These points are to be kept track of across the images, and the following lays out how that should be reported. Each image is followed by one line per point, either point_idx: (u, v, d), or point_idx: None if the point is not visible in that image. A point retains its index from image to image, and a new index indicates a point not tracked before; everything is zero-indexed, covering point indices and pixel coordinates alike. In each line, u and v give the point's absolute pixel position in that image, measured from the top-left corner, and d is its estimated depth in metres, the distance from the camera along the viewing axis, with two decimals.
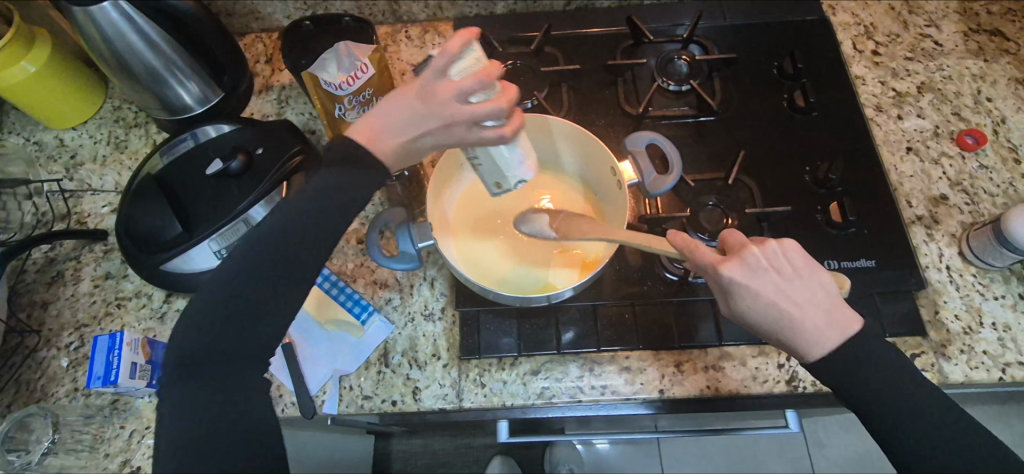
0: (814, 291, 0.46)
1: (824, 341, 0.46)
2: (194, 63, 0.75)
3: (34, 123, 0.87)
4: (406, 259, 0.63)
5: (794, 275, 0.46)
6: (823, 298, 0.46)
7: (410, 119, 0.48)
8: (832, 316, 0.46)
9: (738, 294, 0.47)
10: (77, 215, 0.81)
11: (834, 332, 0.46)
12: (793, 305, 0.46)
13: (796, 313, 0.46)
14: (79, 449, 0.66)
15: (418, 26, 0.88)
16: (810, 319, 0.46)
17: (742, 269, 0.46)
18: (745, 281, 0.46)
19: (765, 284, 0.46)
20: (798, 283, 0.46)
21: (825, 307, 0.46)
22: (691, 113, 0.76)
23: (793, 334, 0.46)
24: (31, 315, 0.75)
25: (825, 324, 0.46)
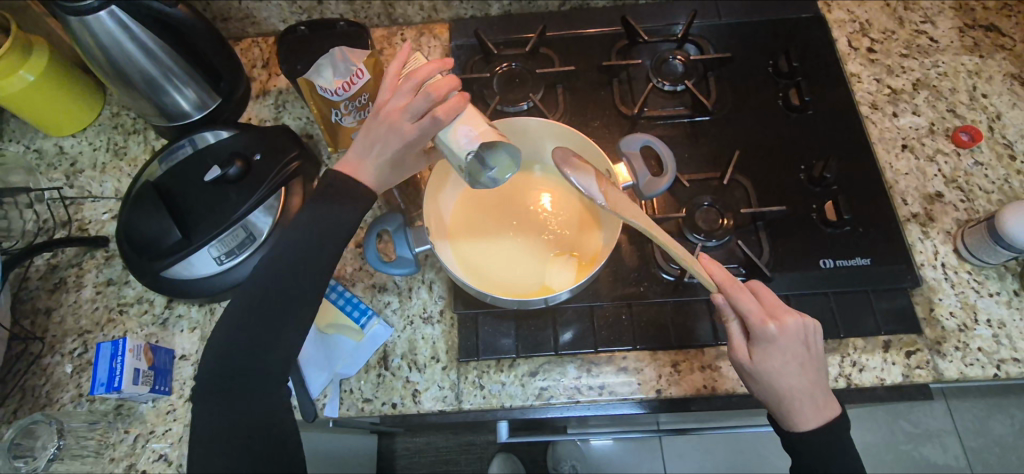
0: (822, 373, 0.56)
1: (813, 416, 0.55)
2: (191, 70, 0.76)
3: (34, 131, 0.88)
4: (403, 264, 0.64)
5: (816, 355, 0.55)
6: (823, 379, 0.56)
7: (373, 138, 0.55)
8: (830, 401, 0.55)
9: (771, 352, 0.54)
10: (78, 222, 0.82)
11: (825, 410, 0.55)
12: (810, 375, 0.55)
13: (807, 385, 0.55)
14: (84, 455, 0.67)
15: (414, 29, 0.88)
16: (813, 396, 0.55)
17: (786, 334, 0.54)
18: (782, 344, 0.54)
19: (796, 348, 0.54)
20: (815, 364, 0.55)
21: (824, 386, 0.56)
22: (686, 113, 0.76)
23: (800, 397, 0.54)
24: (35, 323, 0.76)
25: (820, 403, 0.55)
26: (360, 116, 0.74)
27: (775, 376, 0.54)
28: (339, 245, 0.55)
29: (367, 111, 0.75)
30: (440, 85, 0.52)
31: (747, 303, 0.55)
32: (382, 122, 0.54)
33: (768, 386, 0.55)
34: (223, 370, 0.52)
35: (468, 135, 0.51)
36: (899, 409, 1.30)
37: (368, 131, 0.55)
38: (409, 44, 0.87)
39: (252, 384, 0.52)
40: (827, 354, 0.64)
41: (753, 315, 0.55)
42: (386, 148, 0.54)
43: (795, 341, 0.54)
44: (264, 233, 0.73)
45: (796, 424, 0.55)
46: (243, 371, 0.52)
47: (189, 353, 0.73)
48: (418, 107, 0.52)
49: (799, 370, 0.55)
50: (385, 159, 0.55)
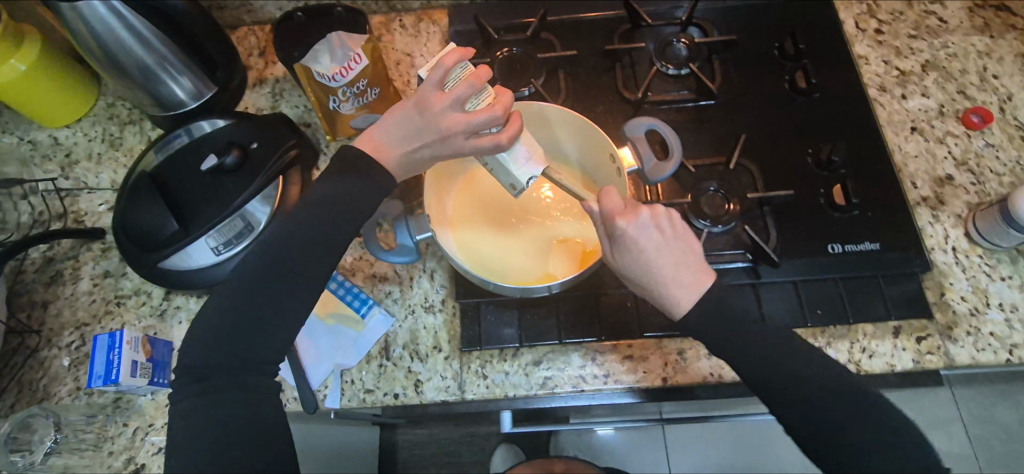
0: (686, 252, 0.54)
1: (685, 295, 0.54)
2: (185, 58, 0.74)
3: (28, 122, 0.87)
4: (404, 253, 0.62)
5: (676, 237, 0.54)
6: (690, 259, 0.54)
7: (418, 139, 0.55)
8: (688, 275, 0.54)
9: (627, 246, 0.54)
10: (74, 214, 0.81)
11: (693, 290, 0.54)
12: (670, 260, 0.54)
13: (671, 268, 0.53)
14: (82, 449, 0.66)
15: (412, 15, 0.87)
16: (679, 275, 0.54)
17: (638, 226, 0.53)
18: (630, 234, 0.53)
19: (649, 240, 0.53)
20: (678, 244, 0.54)
21: (691, 266, 0.54)
22: (691, 97, 0.74)
23: (663, 284, 0.54)
24: (31, 316, 0.75)
25: (692, 283, 0.54)
26: (358, 103, 0.73)
27: (637, 266, 0.54)
28: (338, 234, 0.54)
29: (365, 98, 0.73)
30: (504, 105, 0.53)
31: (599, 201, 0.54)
32: (429, 127, 0.54)
33: (635, 277, 0.55)
34: (220, 361, 0.51)
35: (527, 154, 0.56)
36: (905, 397, 1.29)
37: (409, 125, 0.54)
38: (408, 31, 0.85)
39: (250, 375, 0.51)
40: (837, 340, 0.63)
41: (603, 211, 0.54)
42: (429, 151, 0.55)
43: (646, 230, 0.53)
44: (262, 222, 0.72)
45: (671, 308, 0.54)
46: (243, 362, 0.51)
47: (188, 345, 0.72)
48: (477, 128, 0.53)
49: (660, 258, 0.54)
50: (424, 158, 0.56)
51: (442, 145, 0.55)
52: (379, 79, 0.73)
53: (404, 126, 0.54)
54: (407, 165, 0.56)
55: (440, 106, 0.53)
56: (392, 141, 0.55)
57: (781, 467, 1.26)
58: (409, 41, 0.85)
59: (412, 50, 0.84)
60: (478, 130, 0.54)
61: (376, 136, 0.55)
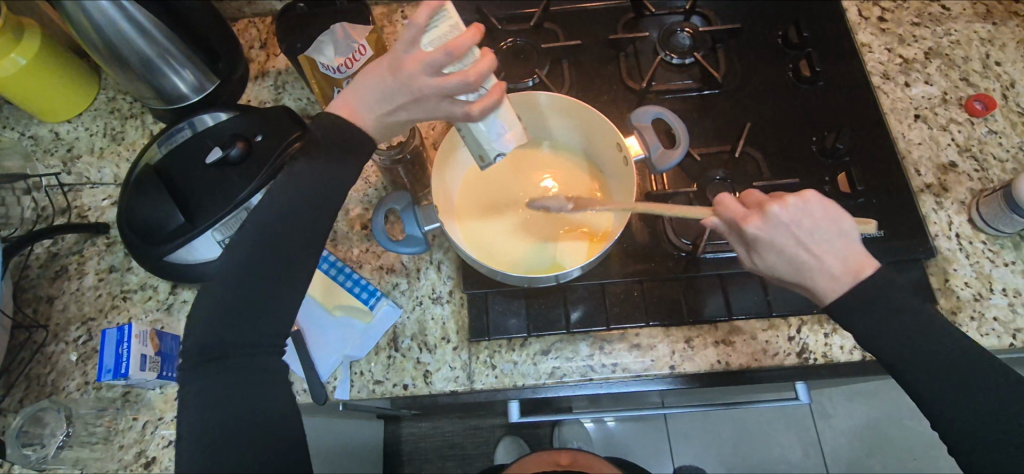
0: (837, 240, 0.48)
1: (844, 285, 0.48)
2: (188, 50, 0.74)
3: (28, 117, 0.86)
4: (413, 243, 0.62)
5: (819, 224, 0.48)
6: (842, 246, 0.48)
7: (388, 101, 0.53)
8: (843, 266, 0.48)
9: (759, 248, 0.49)
10: (77, 209, 0.81)
11: (849, 281, 0.48)
12: (817, 253, 0.48)
13: (817, 262, 0.48)
14: (93, 442, 0.66)
15: (415, 6, 0.86)
16: (830, 268, 0.48)
17: (769, 226, 0.48)
18: (762, 235, 0.48)
19: (787, 238, 0.48)
20: (825, 231, 0.48)
21: (845, 254, 0.48)
22: (695, 86, 0.75)
23: (812, 282, 0.48)
24: (38, 310, 0.75)
25: (847, 273, 0.48)
26: None
27: (778, 267, 0.49)
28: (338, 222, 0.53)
29: None
30: (479, 70, 0.50)
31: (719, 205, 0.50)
32: (399, 90, 0.51)
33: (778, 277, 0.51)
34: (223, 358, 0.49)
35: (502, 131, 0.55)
36: None
37: (380, 85, 0.52)
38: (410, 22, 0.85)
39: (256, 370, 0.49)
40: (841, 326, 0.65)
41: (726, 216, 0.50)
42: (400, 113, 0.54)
43: (779, 228, 0.48)
44: None
45: (825, 302, 0.49)
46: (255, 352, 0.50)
47: None
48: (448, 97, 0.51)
49: (804, 254, 0.48)
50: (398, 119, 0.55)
51: (413, 107, 0.53)
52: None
53: (375, 84, 0.52)
54: (382, 126, 0.55)
55: (413, 71, 0.50)
56: (361, 99, 0.53)
57: (784, 455, 1.27)
58: None
59: None
60: (452, 93, 0.51)
61: (352, 96, 0.54)
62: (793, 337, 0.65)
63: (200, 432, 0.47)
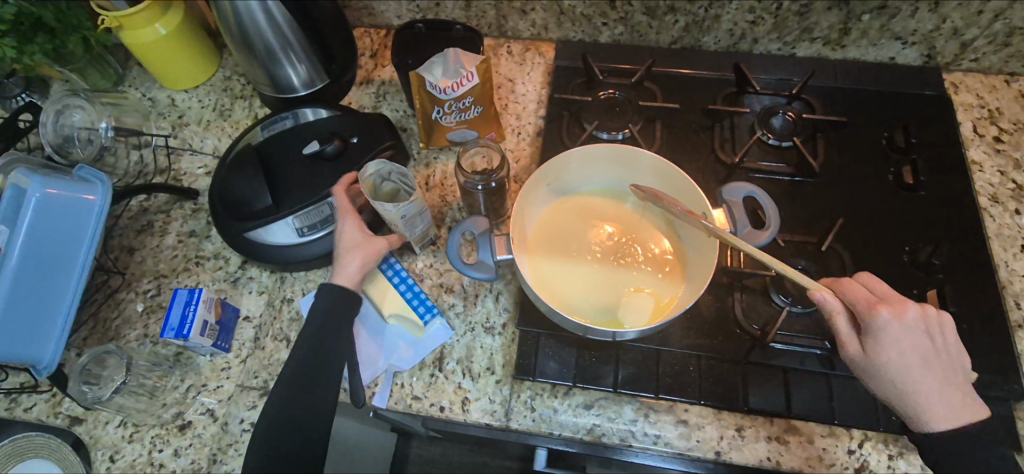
0: (949, 369, 0.56)
1: (945, 416, 0.55)
2: (309, 48, 0.79)
3: (152, 81, 0.93)
4: (483, 270, 0.61)
5: (941, 350, 0.56)
6: (956, 379, 0.56)
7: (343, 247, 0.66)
8: (956, 397, 0.56)
9: (885, 345, 0.54)
10: (174, 172, 0.86)
11: (958, 412, 0.55)
12: (935, 371, 0.55)
13: (935, 382, 0.55)
14: (139, 393, 0.67)
15: (521, 43, 0.89)
16: (942, 394, 0.55)
17: (904, 324, 0.54)
18: (897, 333, 0.54)
19: (917, 344, 0.55)
20: (944, 358, 0.56)
21: (957, 387, 0.56)
22: (788, 171, 0.74)
23: (931, 397, 0.55)
24: (119, 258, 0.79)
25: (956, 404, 0.55)
26: (461, 118, 0.76)
27: (902, 371, 0.55)
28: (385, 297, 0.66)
29: (468, 114, 0.76)
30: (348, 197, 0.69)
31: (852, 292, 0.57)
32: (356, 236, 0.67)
33: (889, 385, 0.55)
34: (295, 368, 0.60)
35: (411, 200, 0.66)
36: None
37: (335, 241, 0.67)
38: (514, 58, 0.88)
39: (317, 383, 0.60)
40: (909, 452, 0.61)
41: (862, 303, 0.56)
42: (359, 256, 0.66)
43: (913, 330, 0.55)
44: None
45: (930, 425, 0.55)
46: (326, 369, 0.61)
47: (254, 316, 0.74)
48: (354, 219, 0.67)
49: (924, 367, 0.55)
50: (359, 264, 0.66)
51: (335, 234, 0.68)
52: (487, 99, 0.75)
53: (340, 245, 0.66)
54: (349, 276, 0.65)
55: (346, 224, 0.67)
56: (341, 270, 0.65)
57: None
58: (513, 68, 0.88)
59: (515, 77, 0.87)
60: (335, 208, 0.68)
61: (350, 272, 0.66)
62: (854, 450, 0.61)
63: (284, 452, 0.58)
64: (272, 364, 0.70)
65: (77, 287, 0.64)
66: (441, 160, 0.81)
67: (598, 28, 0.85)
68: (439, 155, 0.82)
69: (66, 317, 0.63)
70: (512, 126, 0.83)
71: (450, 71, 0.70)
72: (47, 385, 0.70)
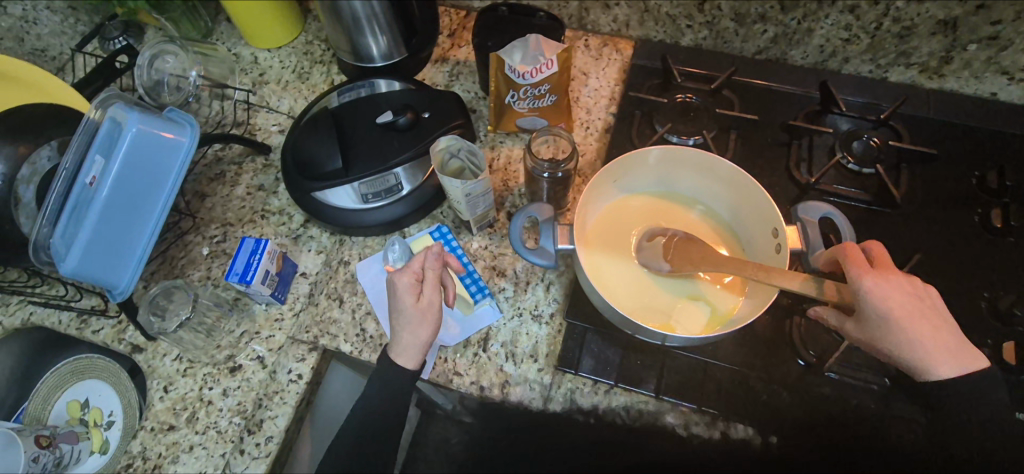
0: (939, 324, 0.57)
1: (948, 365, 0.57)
2: (393, 20, 0.81)
3: (238, 37, 0.97)
4: (544, 257, 0.61)
5: (925, 304, 0.57)
6: (946, 327, 0.58)
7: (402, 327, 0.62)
8: (947, 337, 0.57)
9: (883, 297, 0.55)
10: (250, 126, 0.89)
11: (959, 359, 0.57)
12: (929, 327, 0.56)
13: (929, 335, 0.56)
14: (198, 332, 0.71)
15: (600, 38, 0.88)
16: (941, 345, 0.57)
17: (890, 285, 0.55)
18: (890, 295, 0.55)
19: (906, 301, 0.56)
20: (934, 316, 0.57)
21: (950, 336, 0.58)
22: (865, 198, 0.71)
23: (934, 353, 0.56)
24: (191, 202, 0.83)
25: (955, 351, 0.57)
26: (534, 105, 0.76)
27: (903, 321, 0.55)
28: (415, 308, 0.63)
29: (541, 102, 0.76)
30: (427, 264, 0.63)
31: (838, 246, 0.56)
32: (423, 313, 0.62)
33: (895, 343, 0.56)
34: None
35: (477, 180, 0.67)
36: None
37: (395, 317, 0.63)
38: (591, 52, 0.87)
39: None
40: None
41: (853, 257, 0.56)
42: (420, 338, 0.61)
43: (898, 290, 0.56)
44: (406, 189, 0.75)
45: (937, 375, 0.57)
46: None
47: (311, 272, 0.76)
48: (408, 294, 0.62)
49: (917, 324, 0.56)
50: (422, 344, 0.62)
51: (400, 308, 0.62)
52: (561, 89, 0.75)
53: (404, 323, 0.62)
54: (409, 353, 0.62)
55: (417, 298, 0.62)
56: (402, 344, 0.62)
57: None
58: (589, 61, 0.87)
59: (589, 70, 0.86)
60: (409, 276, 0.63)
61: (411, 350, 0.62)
62: None
63: None
64: (323, 321, 0.72)
65: (158, 219, 0.67)
66: (507, 145, 0.82)
67: (682, 30, 0.84)
68: (505, 140, 0.82)
69: (146, 248, 0.67)
70: (581, 119, 0.82)
71: (530, 57, 0.71)
72: (115, 312, 0.75)
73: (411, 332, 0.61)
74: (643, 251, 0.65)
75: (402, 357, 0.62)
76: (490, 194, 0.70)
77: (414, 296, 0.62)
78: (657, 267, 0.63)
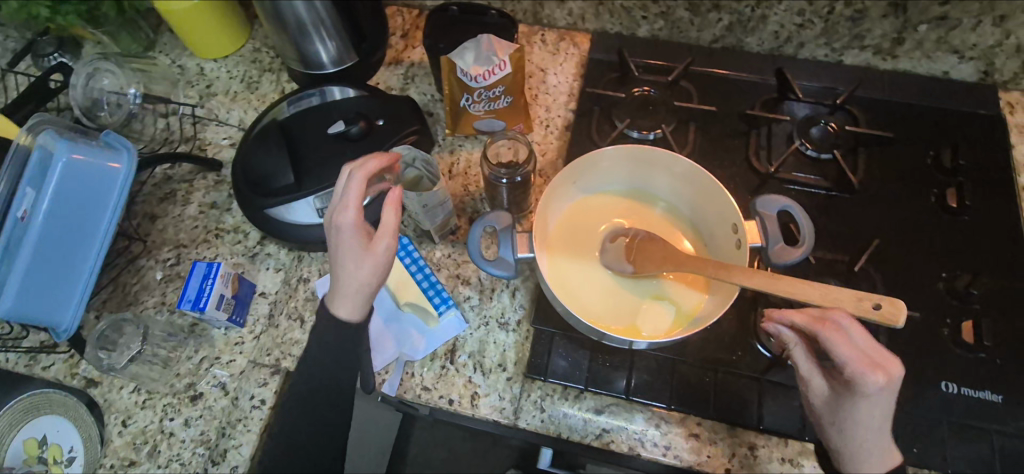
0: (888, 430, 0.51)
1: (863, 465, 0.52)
2: (340, 25, 0.78)
3: (182, 48, 0.93)
4: (503, 267, 0.60)
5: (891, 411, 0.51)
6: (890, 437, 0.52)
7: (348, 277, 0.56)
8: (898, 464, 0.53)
9: (853, 406, 0.50)
10: (200, 141, 0.86)
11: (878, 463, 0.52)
12: (879, 427, 0.51)
13: (870, 433, 0.51)
14: (153, 363, 0.69)
15: (556, 33, 0.87)
16: (873, 448, 0.51)
17: (883, 389, 0.49)
18: (869, 394, 0.49)
19: (877, 403, 0.50)
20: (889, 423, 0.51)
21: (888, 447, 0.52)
22: (825, 185, 0.71)
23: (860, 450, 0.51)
24: (140, 225, 0.80)
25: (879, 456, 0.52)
26: (490, 107, 0.74)
27: (859, 435, 0.51)
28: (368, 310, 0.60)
29: (497, 103, 0.74)
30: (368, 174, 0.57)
31: (843, 347, 0.49)
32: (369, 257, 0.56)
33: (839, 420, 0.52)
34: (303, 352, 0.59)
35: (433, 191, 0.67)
36: None
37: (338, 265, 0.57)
38: (547, 47, 0.86)
39: (327, 371, 0.59)
40: None
41: (853, 364, 0.49)
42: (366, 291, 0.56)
43: (885, 392, 0.49)
44: None
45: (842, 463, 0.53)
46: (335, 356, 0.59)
47: (270, 292, 0.74)
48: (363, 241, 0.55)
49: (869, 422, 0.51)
50: (369, 292, 0.57)
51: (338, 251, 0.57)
52: (516, 89, 0.74)
53: (345, 270, 0.56)
54: (356, 299, 0.57)
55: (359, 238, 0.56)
56: (345, 293, 0.57)
57: None
58: (546, 57, 0.85)
59: (547, 67, 0.84)
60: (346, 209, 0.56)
61: (355, 300, 0.57)
62: None
63: None
64: (285, 342, 0.70)
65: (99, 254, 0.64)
66: (466, 148, 0.80)
67: (637, 22, 0.82)
68: (464, 143, 0.80)
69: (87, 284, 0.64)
70: (540, 118, 0.81)
71: (482, 58, 0.69)
72: (65, 347, 0.71)
73: (358, 277, 0.56)
74: (607, 253, 0.64)
75: (345, 308, 0.58)
76: (447, 203, 0.69)
77: (363, 237, 0.56)
78: (620, 269, 0.63)
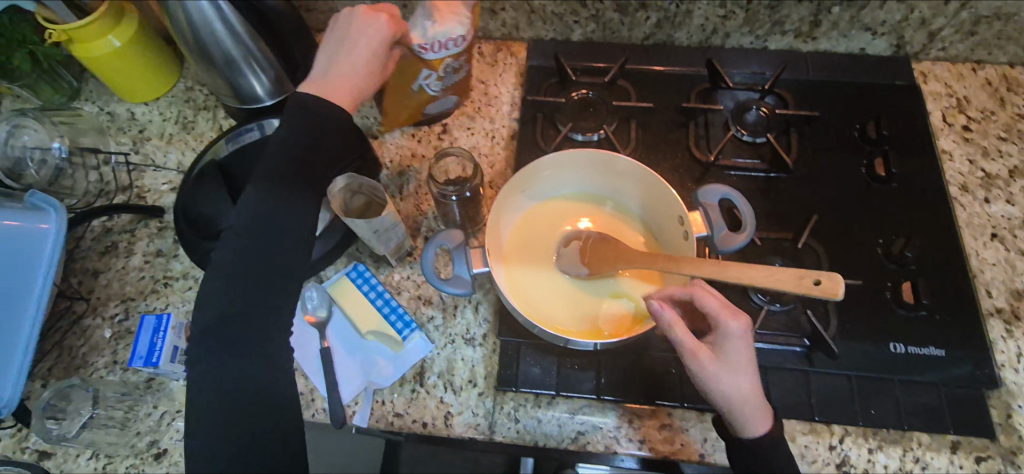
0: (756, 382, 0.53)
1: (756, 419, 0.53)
2: (271, 56, 0.76)
3: (109, 94, 0.89)
4: (459, 285, 0.60)
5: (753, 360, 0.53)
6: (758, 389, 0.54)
7: (358, 34, 0.57)
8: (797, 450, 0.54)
9: (733, 357, 0.52)
10: (138, 189, 0.83)
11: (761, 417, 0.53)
12: (755, 379, 0.53)
13: (751, 388, 0.52)
14: (110, 425, 0.66)
15: (492, 44, 0.87)
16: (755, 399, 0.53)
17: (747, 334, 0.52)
18: (741, 345, 0.52)
19: (745, 352, 0.52)
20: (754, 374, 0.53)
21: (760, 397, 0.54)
22: (762, 167, 0.74)
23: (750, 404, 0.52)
24: (82, 282, 0.76)
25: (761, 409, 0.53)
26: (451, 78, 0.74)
27: (742, 388, 0.52)
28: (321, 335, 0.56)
29: (456, 72, 0.73)
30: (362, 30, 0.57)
31: (706, 301, 0.53)
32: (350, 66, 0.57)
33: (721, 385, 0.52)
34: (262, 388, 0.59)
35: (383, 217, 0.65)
36: None
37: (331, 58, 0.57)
38: (485, 58, 0.86)
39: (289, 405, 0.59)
40: (888, 445, 0.61)
41: (720, 312, 0.52)
42: (369, 42, 0.57)
43: (745, 342, 0.52)
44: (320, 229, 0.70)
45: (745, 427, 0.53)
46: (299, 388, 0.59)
47: None
48: (389, 29, 0.58)
49: (746, 375, 0.52)
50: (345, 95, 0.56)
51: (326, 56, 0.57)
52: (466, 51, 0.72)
53: (333, 62, 0.56)
54: (334, 81, 0.56)
55: (350, 41, 0.57)
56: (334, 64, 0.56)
57: None
58: (484, 69, 0.86)
59: (487, 78, 0.85)
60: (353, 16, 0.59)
61: (336, 85, 0.56)
62: (835, 446, 0.61)
63: None
64: None
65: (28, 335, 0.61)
66: (414, 167, 0.79)
67: (570, 27, 0.84)
68: (411, 163, 0.80)
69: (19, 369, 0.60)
70: (485, 129, 0.81)
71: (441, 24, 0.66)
72: (11, 420, 0.68)
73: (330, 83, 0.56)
74: (562, 258, 0.65)
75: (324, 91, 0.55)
76: (400, 226, 0.68)
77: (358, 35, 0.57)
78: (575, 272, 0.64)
